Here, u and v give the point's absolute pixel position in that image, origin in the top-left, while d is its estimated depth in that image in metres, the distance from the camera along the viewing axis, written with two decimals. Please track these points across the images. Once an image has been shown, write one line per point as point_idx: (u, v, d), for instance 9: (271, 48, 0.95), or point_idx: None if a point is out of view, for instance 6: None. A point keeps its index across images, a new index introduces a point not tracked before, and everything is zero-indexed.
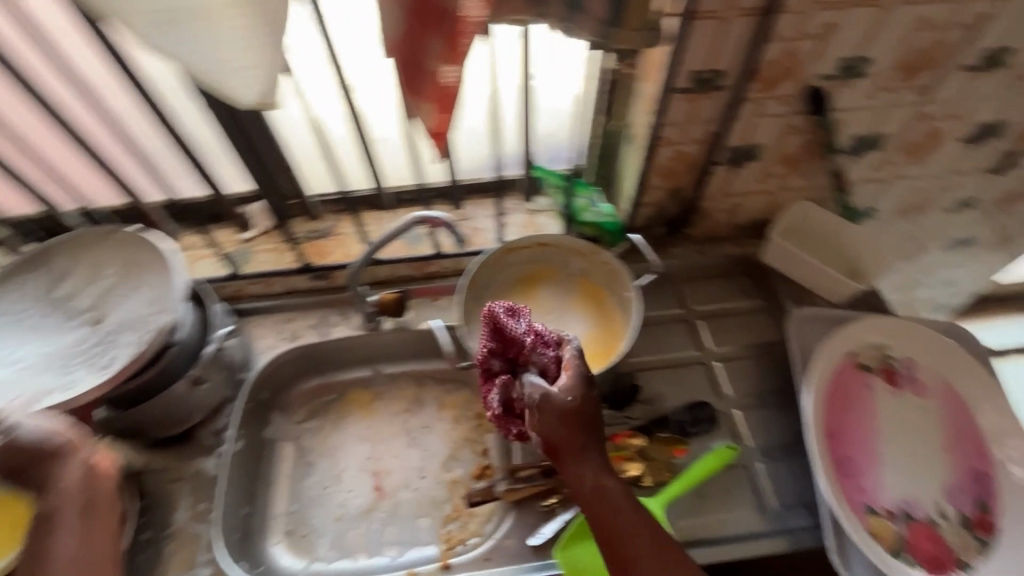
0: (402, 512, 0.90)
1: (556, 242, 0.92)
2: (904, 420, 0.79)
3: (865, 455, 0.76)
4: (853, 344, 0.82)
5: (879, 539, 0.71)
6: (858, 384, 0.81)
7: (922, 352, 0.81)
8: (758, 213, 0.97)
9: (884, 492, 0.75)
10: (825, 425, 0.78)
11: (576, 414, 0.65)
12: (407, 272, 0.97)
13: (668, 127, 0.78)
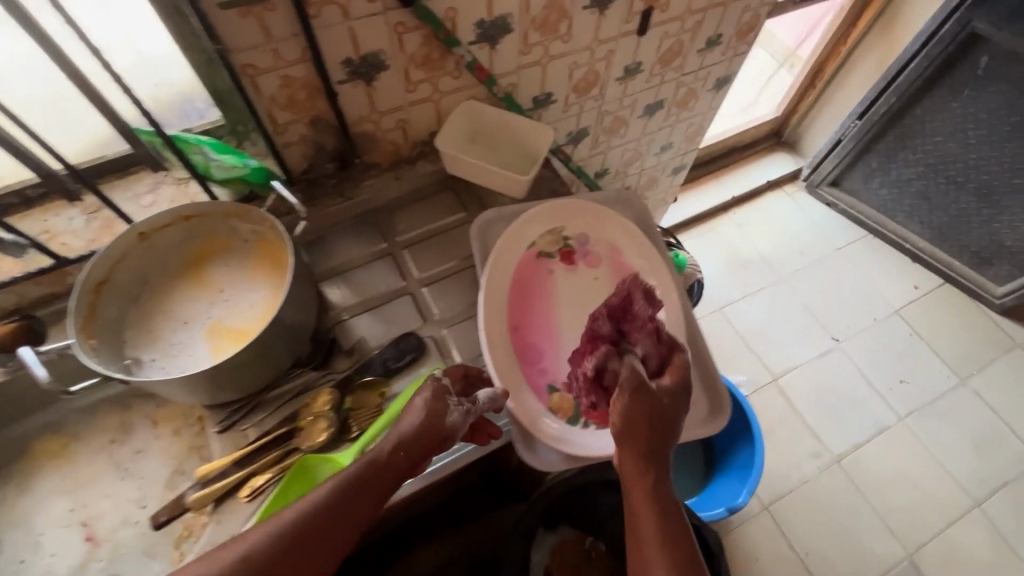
0: (123, 554, 0.78)
1: (202, 211, 0.80)
2: (581, 291, 0.84)
3: (549, 337, 0.80)
4: (534, 234, 0.85)
5: (562, 413, 0.77)
6: (541, 271, 0.84)
7: (590, 227, 0.87)
8: (431, 124, 0.92)
9: (563, 364, 0.79)
10: (509, 320, 0.79)
11: (659, 416, 0.64)
12: (41, 293, 0.80)
13: (244, 54, 0.68)
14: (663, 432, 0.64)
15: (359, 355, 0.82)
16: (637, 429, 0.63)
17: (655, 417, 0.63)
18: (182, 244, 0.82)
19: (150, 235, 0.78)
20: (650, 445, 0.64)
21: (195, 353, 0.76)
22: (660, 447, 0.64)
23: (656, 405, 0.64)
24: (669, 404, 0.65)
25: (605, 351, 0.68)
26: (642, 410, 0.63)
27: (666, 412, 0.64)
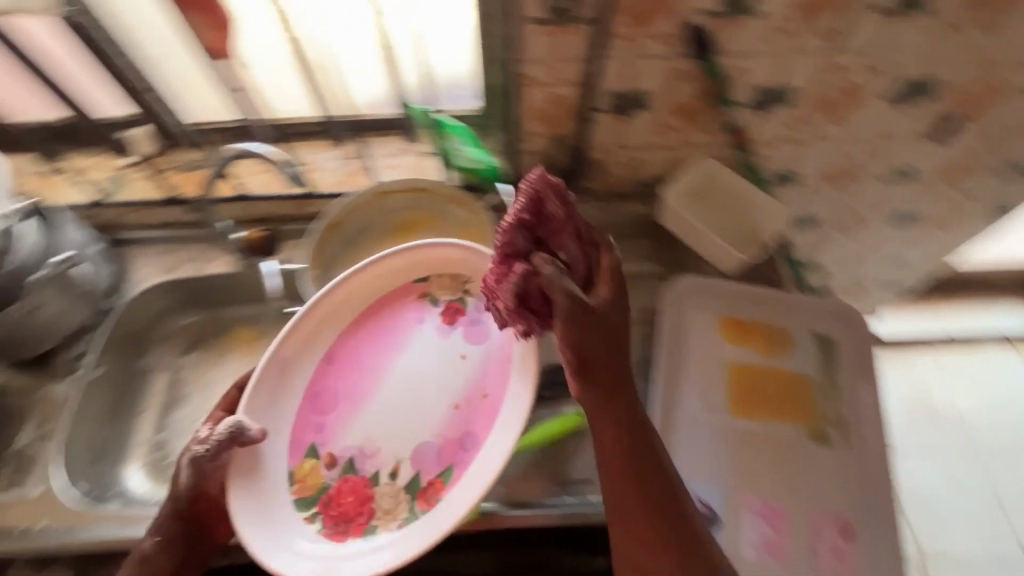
0: None
1: (433, 188, 0.86)
2: (737, 396, 0.75)
3: (364, 395, 0.69)
4: (728, 312, 0.81)
5: (297, 488, 0.66)
6: (428, 327, 0.72)
7: (795, 350, 0.78)
8: (661, 169, 0.89)
9: (345, 438, 0.68)
10: (329, 347, 0.72)
11: (605, 321, 0.56)
12: (284, 211, 0.93)
13: (531, 64, 0.70)
14: (641, 442, 0.57)
15: None
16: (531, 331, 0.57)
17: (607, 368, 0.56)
18: (403, 209, 0.90)
19: (387, 194, 0.87)
20: (705, 470, 0.57)
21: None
22: (627, 465, 0.57)
23: (714, 442, 0.58)
24: (623, 428, 0.57)
25: (578, 311, 0.54)
26: (679, 448, 0.58)
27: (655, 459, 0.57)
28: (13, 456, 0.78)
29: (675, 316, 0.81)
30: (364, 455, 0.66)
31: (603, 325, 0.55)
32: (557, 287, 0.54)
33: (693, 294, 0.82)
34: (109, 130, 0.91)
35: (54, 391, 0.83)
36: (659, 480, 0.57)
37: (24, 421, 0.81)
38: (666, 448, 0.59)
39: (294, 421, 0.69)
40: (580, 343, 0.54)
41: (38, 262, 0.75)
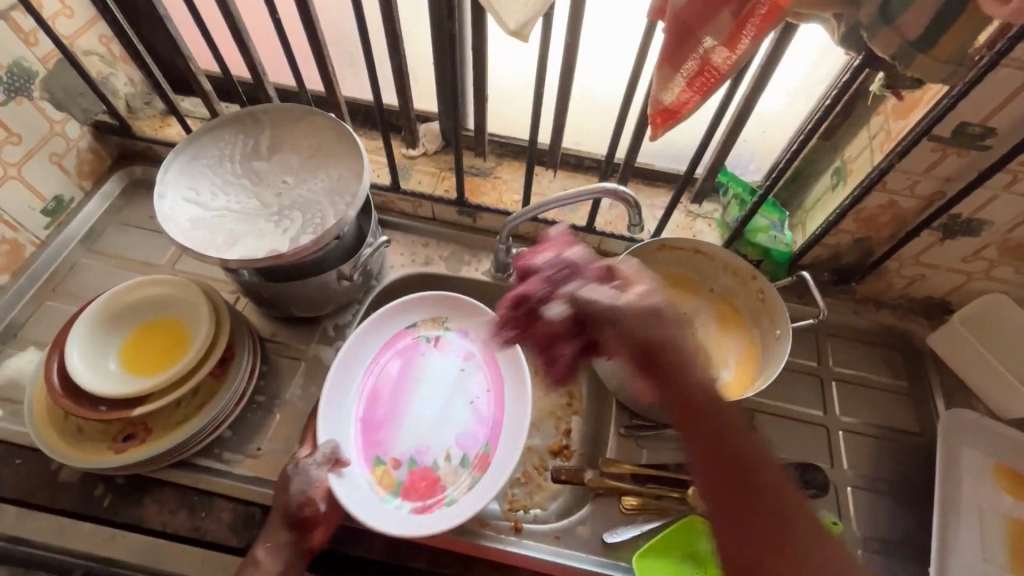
0: None
1: (718, 255, 0.84)
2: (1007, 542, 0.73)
3: (394, 415, 0.78)
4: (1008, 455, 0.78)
5: (379, 486, 0.73)
6: (407, 341, 0.83)
7: None
8: (939, 290, 0.87)
9: (400, 441, 0.77)
10: (362, 382, 0.79)
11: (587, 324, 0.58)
12: (548, 235, 0.95)
13: (895, 172, 0.69)
14: (734, 488, 0.45)
15: None
16: (687, 379, 0.48)
17: (731, 440, 0.47)
18: (671, 262, 0.89)
19: (666, 249, 0.86)
20: (786, 534, 0.44)
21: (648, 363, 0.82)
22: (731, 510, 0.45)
23: (791, 500, 0.46)
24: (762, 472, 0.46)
25: (660, 325, 0.50)
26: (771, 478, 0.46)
27: (755, 499, 0.45)
28: (275, 407, 0.80)
29: (949, 440, 0.79)
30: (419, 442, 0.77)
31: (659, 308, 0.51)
32: (639, 310, 0.51)
33: (975, 422, 0.80)
34: (415, 120, 0.96)
35: (313, 352, 0.86)
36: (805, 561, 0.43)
37: (283, 376, 0.83)
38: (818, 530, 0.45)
39: (355, 445, 0.76)
40: (641, 333, 0.49)
41: (356, 238, 0.80)
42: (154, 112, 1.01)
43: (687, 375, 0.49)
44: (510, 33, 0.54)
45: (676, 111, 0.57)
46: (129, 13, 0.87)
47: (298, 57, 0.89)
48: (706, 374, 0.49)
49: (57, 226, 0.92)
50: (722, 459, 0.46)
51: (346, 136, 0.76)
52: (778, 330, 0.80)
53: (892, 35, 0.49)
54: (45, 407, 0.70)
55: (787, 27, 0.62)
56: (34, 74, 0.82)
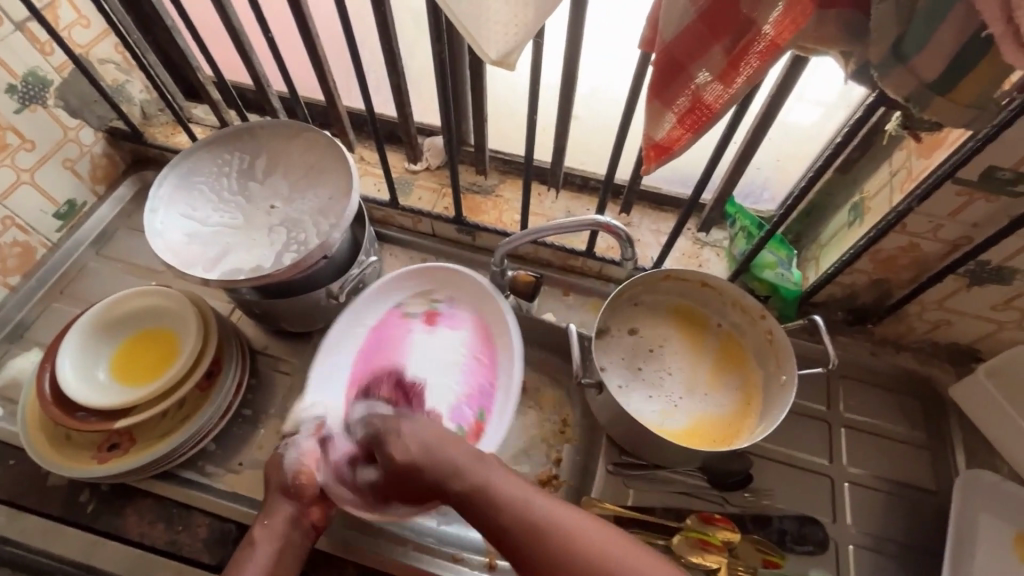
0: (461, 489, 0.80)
1: (724, 289, 0.79)
2: None
3: (393, 395, 0.77)
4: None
5: None
6: (401, 328, 0.82)
7: None
8: (966, 337, 0.80)
9: None
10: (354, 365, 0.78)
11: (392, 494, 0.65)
12: (548, 257, 0.92)
13: (916, 215, 0.64)
14: (490, 510, 0.52)
15: (759, 504, 0.77)
16: (436, 479, 0.57)
17: (492, 507, 0.52)
18: (678, 293, 0.85)
19: (670, 279, 0.82)
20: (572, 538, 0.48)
21: (625, 399, 0.78)
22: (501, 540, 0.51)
23: (565, 507, 0.51)
24: (488, 488, 0.53)
25: (398, 444, 0.60)
26: (563, 515, 0.50)
27: (528, 513, 0.51)
28: (261, 422, 0.80)
29: (963, 503, 0.73)
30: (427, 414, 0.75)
31: (436, 440, 0.59)
32: (403, 424, 0.62)
33: (994, 483, 0.74)
34: (417, 135, 0.94)
35: (303, 367, 0.85)
36: (590, 552, 0.47)
37: (272, 390, 0.83)
38: (595, 522, 0.50)
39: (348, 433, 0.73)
40: (393, 464, 0.60)
41: (346, 256, 0.79)
42: (166, 119, 1.02)
43: (447, 486, 0.56)
44: (492, 62, 0.49)
45: (667, 148, 0.53)
46: (141, 22, 0.88)
47: (301, 68, 0.89)
48: (476, 479, 0.54)
49: (69, 229, 0.94)
50: (492, 524, 0.52)
51: (339, 154, 0.75)
52: (783, 376, 0.75)
53: (906, 75, 0.45)
54: (37, 413, 0.73)
55: (798, 58, 0.58)
56: (50, 82, 0.84)
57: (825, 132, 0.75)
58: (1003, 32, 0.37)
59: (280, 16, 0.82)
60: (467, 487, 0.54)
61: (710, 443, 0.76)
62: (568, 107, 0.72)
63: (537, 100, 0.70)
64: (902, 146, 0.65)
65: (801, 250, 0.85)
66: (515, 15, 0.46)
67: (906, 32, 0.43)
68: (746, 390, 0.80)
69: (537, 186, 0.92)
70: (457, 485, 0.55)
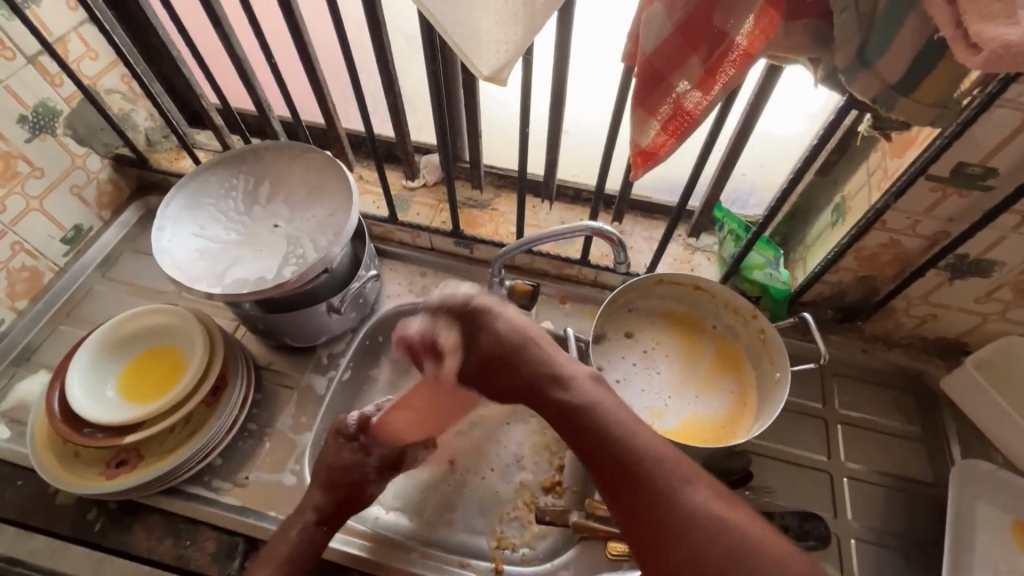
0: (467, 497, 0.82)
1: (717, 291, 0.82)
2: None
3: None
4: (1017, 508, 0.74)
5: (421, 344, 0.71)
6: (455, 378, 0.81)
7: None
8: (953, 331, 0.83)
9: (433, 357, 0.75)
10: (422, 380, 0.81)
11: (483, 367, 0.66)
12: (545, 267, 0.94)
13: (893, 211, 0.67)
14: (612, 458, 0.56)
15: (761, 501, 0.78)
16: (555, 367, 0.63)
17: (613, 451, 0.56)
18: (673, 297, 0.87)
19: (664, 283, 0.84)
20: (664, 459, 0.55)
21: (627, 395, 0.81)
22: (619, 489, 0.55)
23: (682, 471, 0.55)
24: (610, 434, 0.57)
25: (506, 344, 0.64)
26: (667, 477, 0.54)
27: (660, 456, 0.55)
28: (267, 437, 0.81)
29: (959, 493, 0.74)
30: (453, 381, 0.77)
31: (530, 334, 0.65)
32: (502, 316, 0.66)
33: (986, 472, 0.75)
34: (414, 153, 0.98)
35: (307, 382, 0.87)
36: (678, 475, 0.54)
37: (277, 405, 0.84)
38: (697, 486, 0.54)
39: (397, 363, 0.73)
40: (503, 359, 0.64)
41: (348, 271, 0.81)
42: (171, 145, 1.05)
43: (545, 390, 0.61)
44: (486, 79, 0.53)
45: (653, 153, 0.56)
46: (146, 53, 0.91)
47: (301, 93, 0.92)
48: (561, 388, 0.61)
49: (75, 254, 0.96)
50: (612, 438, 0.56)
51: (340, 174, 0.78)
52: (778, 374, 0.77)
53: (871, 78, 0.48)
54: (46, 431, 0.74)
55: (773, 66, 0.61)
56: (58, 112, 0.87)
57: (805, 138, 0.79)
58: (953, 35, 0.40)
59: (279, 43, 0.86)
60: (569, 400, 0.60)
61: (700, 442, 0.77)
62: (559, 121, 0.75)
63: (529, 115, 0.74)
64: (878, 148, 0.68)
65: (789, 252, 0.88)
66: (503, 35, 0.50)
67: (867, 40, 0.46)
68: (740, 391, 0.81)
69: (532, 199, 0.96)
70: (562, 394, 0.60)
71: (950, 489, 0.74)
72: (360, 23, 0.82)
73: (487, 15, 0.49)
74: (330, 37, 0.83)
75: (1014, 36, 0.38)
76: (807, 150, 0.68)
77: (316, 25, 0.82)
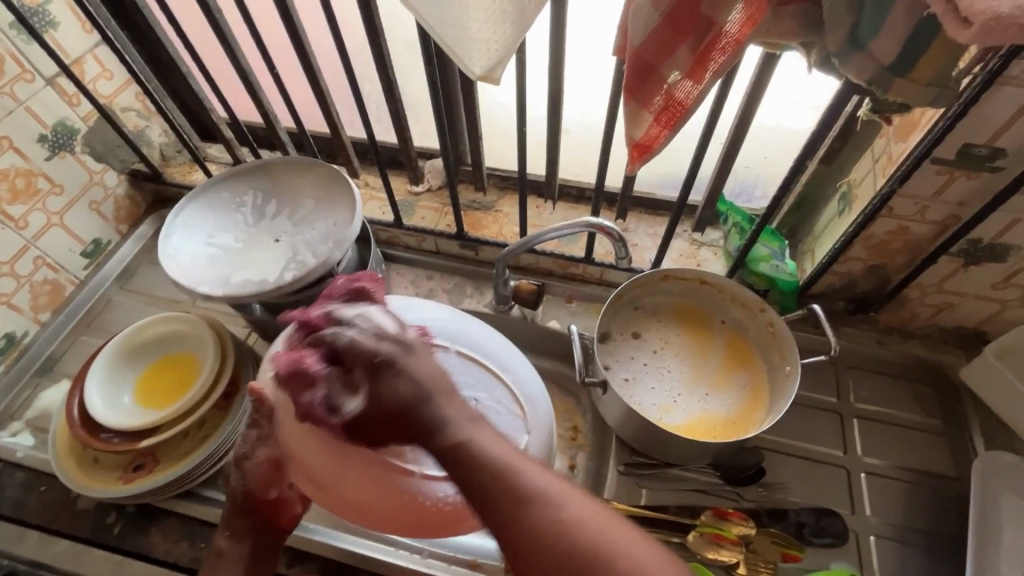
0: None
1: (724, 286, 0.81)
2: None
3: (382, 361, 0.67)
4: None
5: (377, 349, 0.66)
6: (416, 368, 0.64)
7: None
8: (971, 319, 0.80)
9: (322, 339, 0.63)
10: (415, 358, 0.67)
11: (384, 409, 0.50)
12: (549, 267, 0.94)
13: (901, 197, 0.66)
14: (490, 482, 0.44)
15: (775, 498, 0.77)
16: (432, 421, 0.48)
17: (474, 462, 0.46)
18: (680, 293, 0.86)
19: (670, 279, 0.84)
20: (567, 527, 0.41)
21: (633, 392, 0.80)
22: (493, 510, 0.44)
23: (565, 490, 0.44)
24: (466, 442, 0.47)
25: (390, 383, 0.49)
26: (526, 470, 0.45)
27: (541, 499, 0.43)
28: None
29: (982, 487, 0.72)
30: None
31: (429, 379, 0.50)
32: (414, 365, 0.51)
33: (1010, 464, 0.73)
34: (418, 158, 0.99)
35: None
36: (568, 525, 0.41)
37: None
38: (550, 475, 0.45)
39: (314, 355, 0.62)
40: (387, 401, 0.49)
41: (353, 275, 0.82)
42: (184, 159, 1.08)
43: (432, 438, 0.48)
44: (478, 78, 0.54)
45: (647, 146, 0.56)
46: (158, 71, 0.95)
47: (306, 103, 0.94)
48: (460, 437, 0.47)
49: (95, 267, 0.99)
50: (489, 488, 0.44)
51: (342, 186, 0.80)
52: (789, 367, 0.75)
53: (865, 60, 0.47)
54: (67, 438, 0.76)
55: (767, 55, 0.61)
56: (76, 131, 0.91)
57: (809, 129, 0.77)
58: (944, 10, 0.39)
59: (282, 56, 0.88)
60: (443, 447, 0.47)
61: (706, 438, 0.76)
62: (557, 118, 0.75)
63: (525, 114, 0.74)
64: (881, 134, 0.67)
65: (796, 243, 0.86)
66: (491, 33, 0.51)
67: (859, 21, 0.45)
68: (751, 386, 0.80)
69: (535, 199, 0.96)
70: (442, 444, 0.47)
71: (974, 484, 0.72)
72: (360, 31, 0.83)
73: (476, 15, 0.50)
74: (331, 46, 0.85)
75: (1004, 8, 0.37)
76: (808, 138, 0.67)
77: (318, 34, 0.84)
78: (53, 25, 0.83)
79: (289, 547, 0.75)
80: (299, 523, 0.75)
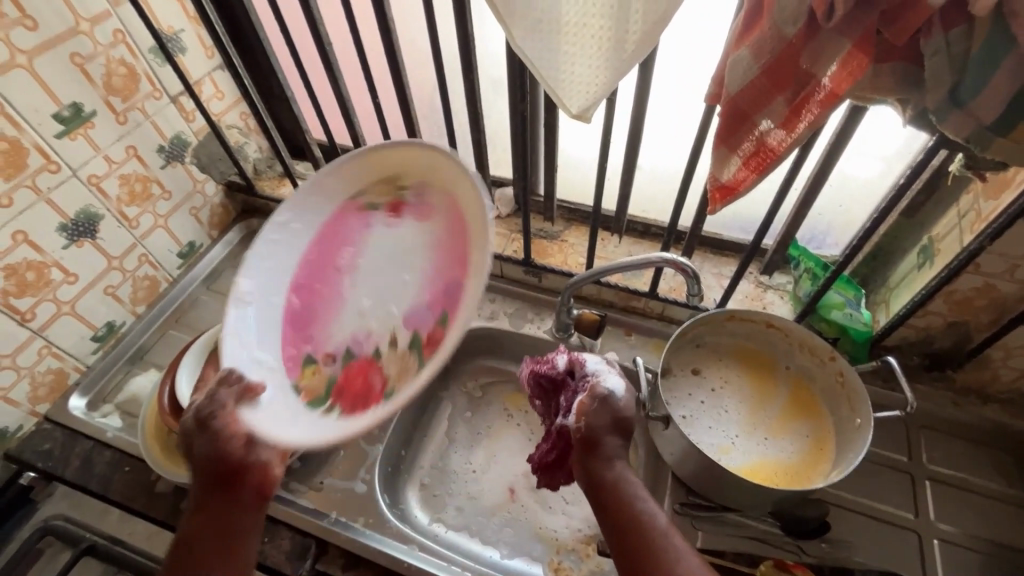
0: (527, 520, 0.85)
1: (791, 331, 0.80)
2: None
3: (332, 277, 0.74)
4: None
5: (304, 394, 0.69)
6: (358, 225, 0.75)
7: None
8: None
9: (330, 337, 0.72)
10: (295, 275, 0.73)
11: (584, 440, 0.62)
12: (612, 298, 0.96)
13: (990, 254, 0.65)
14: (633, 524, 0.56)
15: (838, 555, 0.74)
16: (604, 452, 0.61)
17: (630, 506, 0.57)
18: (743, 335, 0.86)
19: (735, 320, 0.83)
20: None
21: (693, 430, 0.80)
22: (636, 544, 0.55)
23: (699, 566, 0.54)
24: (628, 485, 0.59)
25: (603, 446, 0.61)
26: (672, 533, 0.56)
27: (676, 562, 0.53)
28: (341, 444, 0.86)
29: None
30: (422, 315, 0.68)
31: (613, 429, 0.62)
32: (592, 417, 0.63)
33: None
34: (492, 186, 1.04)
35: None
36: None
37: None
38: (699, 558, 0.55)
39: (281, 343, 0.71)
40: (591, 443, 0.61)
41: None
42: (275, 173, 1.17)
43: (595, 469, 0.60)
44: (574, 116, 0.58)
45: (732, 189, 0.58)
46: (265, 94, 1.04)
47: (394, 130, 1.01)
48: (620, 478, 0.59)
49: (187, 267, 1.08)
50: (631, 526, 0.56)
51: (456, 169, 0.69)
52: (859, 421, 0.73)
53: (966, 118, 0.48)
54: (154, 423, 0.82)
55: (855, 107, 0.62)
56: (189, 143, 1.00)
57: (889, 180, 0.77)
58: None
59: (379, 85, 0.95)
60: (603, 477, 0.60)
61: (768, 483, 0.75)
62: (635, 158, 0.78)
63: (606, 151, 0.77)
64: (969, 190, 0.67)
65: (869, 293, 0.85)
66: (594, 77, 0.55)
67: (961, 81, 0.47)
68: (817, 436, 0.78)
69: (601, 232, 0.99)
70: (605, 471, 0.60)
71: None
72: (454, 66, 0.89)
73: (581, 61, 0.54)
74: (426, 80, 0.92)
75: None
76: (893, 190, 0.67)
77: (414, 67, 0.91)
78: (183, 50, 0.93)
79: (345, 551, 0.77)
80: (355, 527, 0.78)
